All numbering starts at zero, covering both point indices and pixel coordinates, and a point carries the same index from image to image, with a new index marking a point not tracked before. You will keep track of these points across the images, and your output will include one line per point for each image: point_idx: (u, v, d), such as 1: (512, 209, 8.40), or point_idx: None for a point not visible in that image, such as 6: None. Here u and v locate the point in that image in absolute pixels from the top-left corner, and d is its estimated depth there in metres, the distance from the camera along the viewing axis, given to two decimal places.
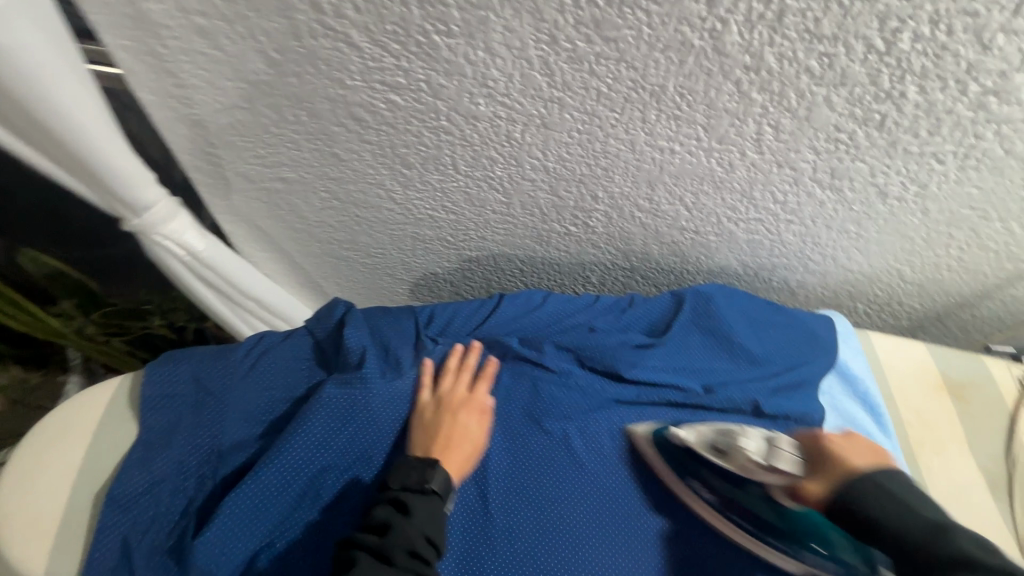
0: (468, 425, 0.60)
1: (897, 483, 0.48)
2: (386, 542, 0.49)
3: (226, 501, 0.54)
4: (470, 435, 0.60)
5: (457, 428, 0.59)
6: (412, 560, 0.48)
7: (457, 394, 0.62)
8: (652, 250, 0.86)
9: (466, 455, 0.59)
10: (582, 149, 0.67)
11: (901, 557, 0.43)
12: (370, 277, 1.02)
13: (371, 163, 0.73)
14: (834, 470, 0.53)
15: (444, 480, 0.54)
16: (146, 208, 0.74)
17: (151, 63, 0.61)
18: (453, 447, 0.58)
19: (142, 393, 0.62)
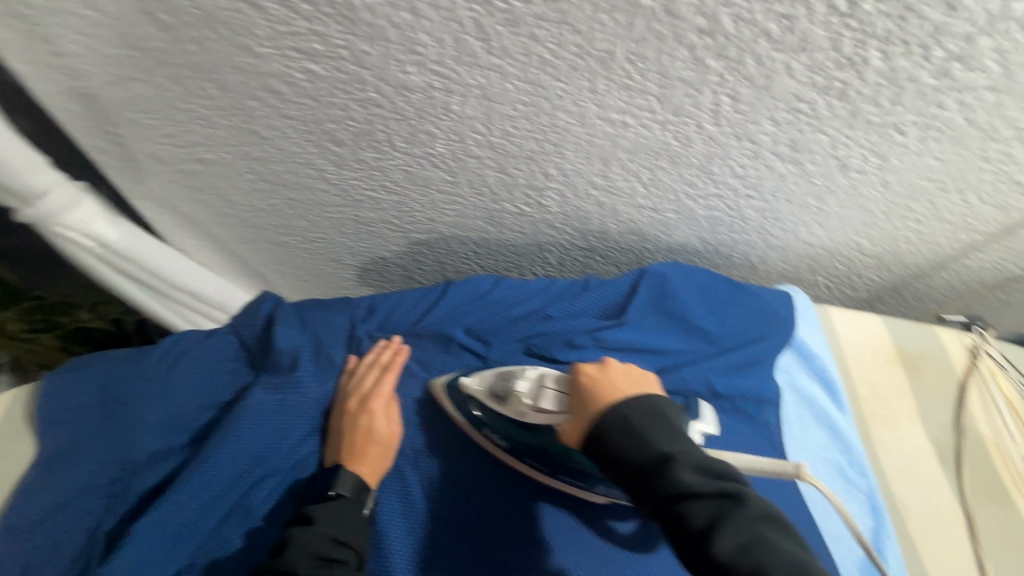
0: (377, 423, 0.56)
1: (639, 411, 0.46)
2: (289, 555, 0.46)
3: (139, 524, 0.49)
4: (378, 434, 0.55)
5: (363, 429, 0.55)
6: (324, 565, 0.46)
7: (361, 391, 0.58)
8: (610, 228, 0.82)
9: (378, 456, 0.55)
10: (528, 123, 0.61)
11: (647, 495, 0.43)
12: (314, 263, 0.95)
13: (297, 141, 0.65)
14: (581, 406, 0.50)
15: (351, 480, 0.52)
16: (40, 196, 0.66)
17: (18, 27, 0.52)
18: (362, 451, 0.54)
19: (42, 407, 0.56)
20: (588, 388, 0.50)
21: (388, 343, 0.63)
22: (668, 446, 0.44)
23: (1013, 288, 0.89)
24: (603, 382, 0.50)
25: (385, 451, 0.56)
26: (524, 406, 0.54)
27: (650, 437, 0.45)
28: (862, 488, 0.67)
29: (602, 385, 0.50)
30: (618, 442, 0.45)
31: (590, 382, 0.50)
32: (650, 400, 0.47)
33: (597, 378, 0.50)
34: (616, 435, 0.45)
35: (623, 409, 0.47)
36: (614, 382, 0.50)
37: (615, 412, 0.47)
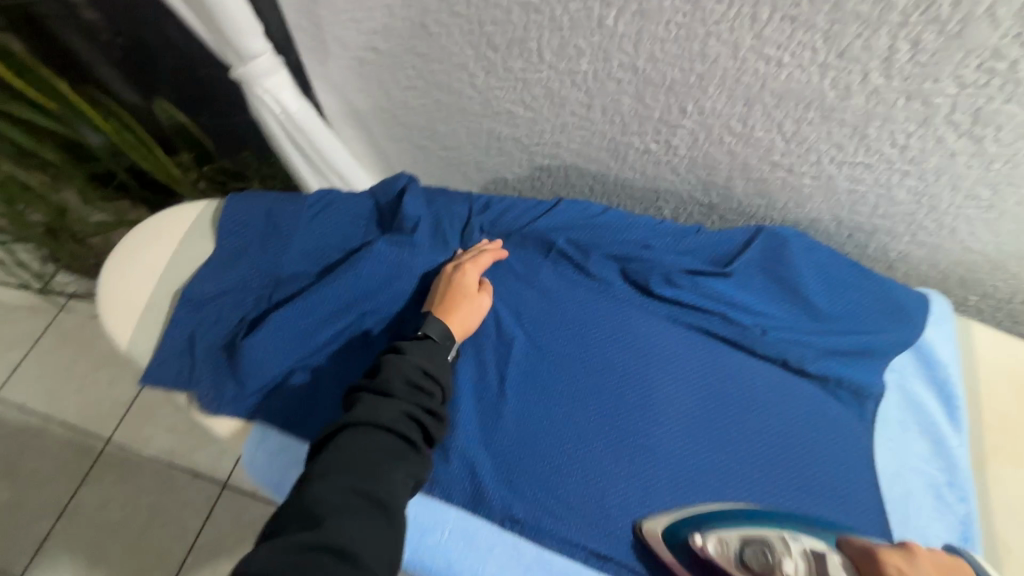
0: (467, 282, 0.63)
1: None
2: (382, 379, 0.52)
3: (272, 318, 0.60)
4: (466, 290, 0.62)
5: (457, 284, 0.62)
6: (413, 393, 0.52)
7: (457, 258, 0.65)
8: (736, 186, 0.79)
9: (468, 308, 0.61)
10: (678, 48, 0.61)
11: None
12: (444, 173, 1.04)
13: (458, 41, 0.72)
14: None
15: (438, 329, 0.58)
16: (251, 58, 0.80)
17: None
18: (454, 301, 0.61)
19: (224, 216, 0.67)
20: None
21: (498, 241, 0.69)
22: None
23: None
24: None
25: (475, 307, 0.62)
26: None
27: None
28: (957, 512, 0.60)
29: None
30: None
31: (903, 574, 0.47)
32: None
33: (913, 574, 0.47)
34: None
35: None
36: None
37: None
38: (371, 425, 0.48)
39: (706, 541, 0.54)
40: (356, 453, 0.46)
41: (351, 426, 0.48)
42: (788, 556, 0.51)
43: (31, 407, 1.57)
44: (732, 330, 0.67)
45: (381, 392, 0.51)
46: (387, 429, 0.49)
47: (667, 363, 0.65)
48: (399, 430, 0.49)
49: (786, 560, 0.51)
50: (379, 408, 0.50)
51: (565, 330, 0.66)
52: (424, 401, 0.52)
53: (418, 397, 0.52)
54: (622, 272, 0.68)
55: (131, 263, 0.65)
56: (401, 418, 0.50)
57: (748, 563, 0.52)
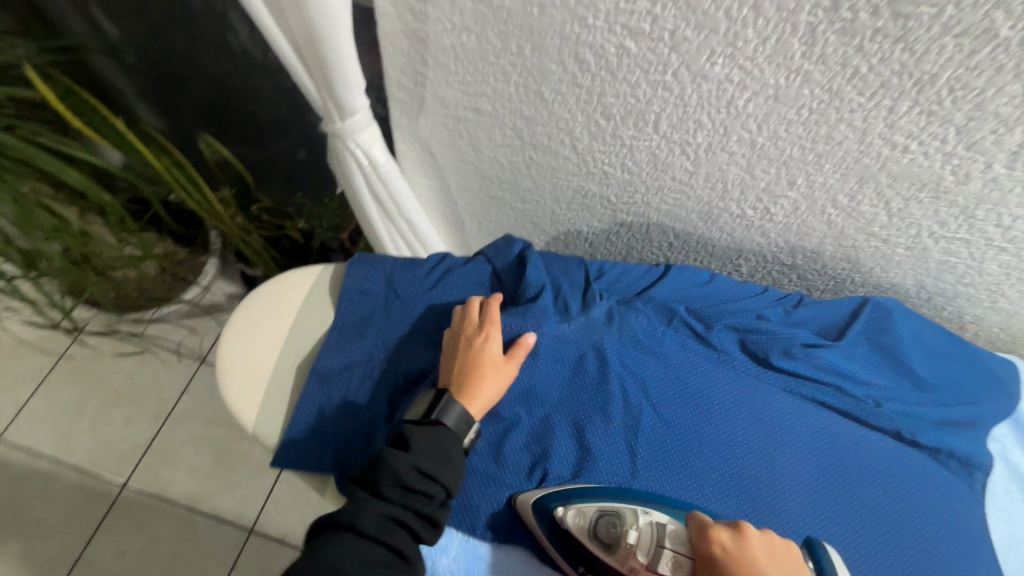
0: (492, 354, 0.60)
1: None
2: (376, 476, 0.51)
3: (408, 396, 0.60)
4: (489, 363, 0.59)
5: (480, 356, 0.59)
6: (403, 491, 0.50)
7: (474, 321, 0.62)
8: (824, 251, 0.82)
9: (493, 383, 0.59)
10: (804, 129, 0.64)
11: None
12: (514, 222, 1.04)
13: (571, 108, 0.73)
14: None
15: (456, 415, 0.55)
16: (350, 114, 0.78)
17: None
18: (478, 377, 0.58)
19: (344, 285, 0.66)
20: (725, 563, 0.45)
21: (619, 307, 0.69)
22: None
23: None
24: (743, 561, 0.44)
25: (499, 381, 0.60)
26: (635, 562, 0.52)
27: None
28: None
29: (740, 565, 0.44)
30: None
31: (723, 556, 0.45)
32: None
33: (736, 556, 0.45)
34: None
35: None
36: (753, 559, 0.44)
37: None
38: (352, 530, 0.47)
39: (569, 512, 0.55)
40: (333, 558, 0.45)
41: (331, 525, 0.48)
42: (634, 528, 0.53)
43: (39, 450, 1.46)
44: (846, 401, 0.69)
45: (372, 490, 0.50)
46: (365, 535, 0.47)
47: (793, 435, 0.66)
48: (383, 537, 0.48)
49: (631, 530, 0.52)
50: (363, 509, 0.49)
51: (698, 401, 0.65)
52: (420, 503, 0.50)
53: (409, 501, 0.50)
54: (739, 341, 0.69)
55: (251, 335, 0.64)
56: (382, 524, 0.48)
57: (599, 532, 0.54)
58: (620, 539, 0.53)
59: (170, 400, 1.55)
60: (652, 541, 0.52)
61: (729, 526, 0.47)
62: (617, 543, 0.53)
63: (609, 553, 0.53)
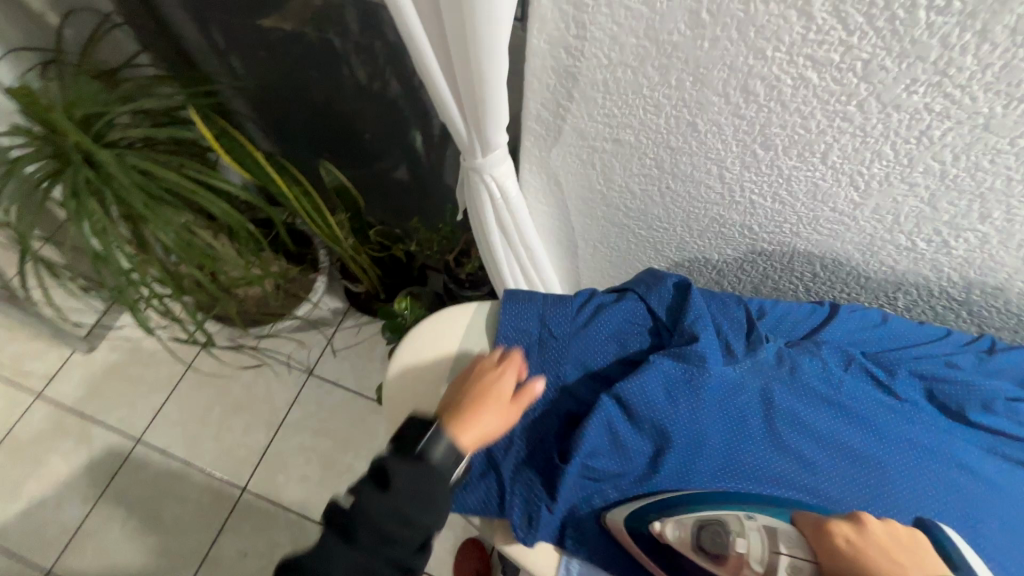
0: (503, 387, 0.59)
1: None
2: (355, 521, 0.52)
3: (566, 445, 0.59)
4: (496, 394, 0.58)
5: (477, 390, 0.58)
6: (378, 539, 0.52)
7: (494, 360, 0.61)
8: (1011, 287, 0.73)
9: (495, 417, 0.58)
10: (1015, 160, 0.57)
11: None
12: (633, 249, 1.01)
13: (726, 139, 0.69)
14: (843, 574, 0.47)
15: (443, 449, 0.55)
16: (492, 149, 0.79)
17: (568, 13, 0.62)
18: (483, 410, 0.57)
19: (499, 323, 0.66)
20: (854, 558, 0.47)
21: (789, 349, 0.65)
22: None
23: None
24: (868, 549, 0.47)
25: (504, 417, 0.58)
26: (749, 572, 0.50)
27: None
28: None
29: (868, 555, 0.47)
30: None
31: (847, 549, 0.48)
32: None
33: (858, 544, 0.47)
34: None
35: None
36: (881, 548, 0.47)
37: None
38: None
39: (668, 527, 0.54)
40: None
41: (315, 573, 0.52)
42: (741, 537, 0.52)
43: (171, 451, 1.60)
44: None
45: (346, 536, 0.52)
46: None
47: (1007, 503, 0.57)
48: None
49: (740, 540, 0.51)
50: (335, 557, 0.52)
51: (892, 462, 0.58)
52: (395, 554, 0.52)
53: (387, 550, 0.52)
54: (927, 392, 0.63)
55: (415, 377, 0.67)
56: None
57: (704, 543, 0.52)
58: (727, 548, 0.51)
59: (282, 409, 1.65)
60: (764, 547, 0.51)
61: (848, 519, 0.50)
62: (727, 554, 0.51)
63: (718, 564, 0.52)
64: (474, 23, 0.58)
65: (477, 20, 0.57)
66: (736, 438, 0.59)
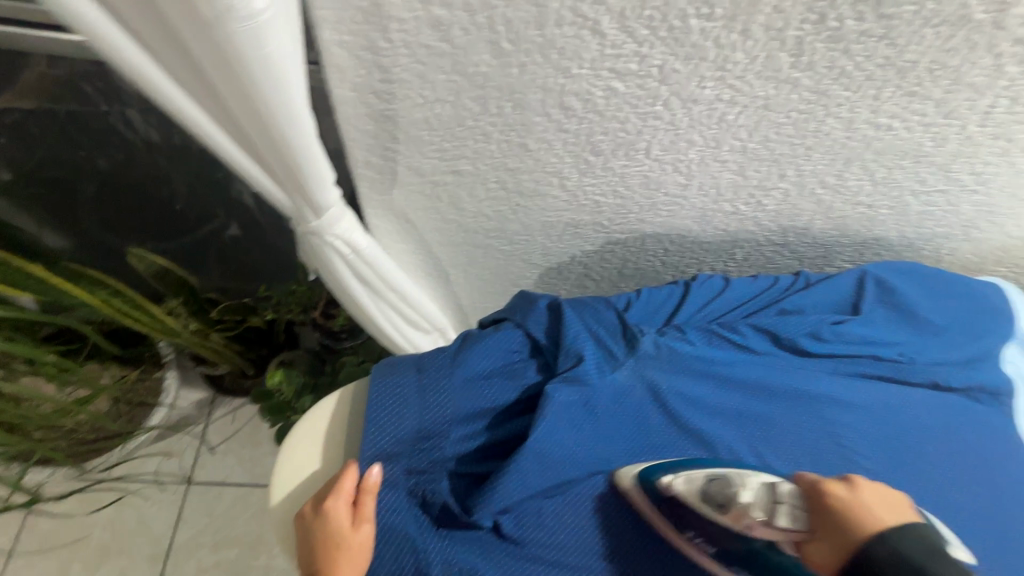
0: (337, 527, 0.53)
1: (914, 545, 0.45)
2: None
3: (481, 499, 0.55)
4: (336, 538, 0.53)
5: (319, 542, 0.54)
6: None
7: (318, 497, 0.55)
8: (814, 225, 0.85)
9: (352, 558, 0.53)
10: (793, 129, 0.65)
11: None
12: (504, 264, 1.00)
13: (559, 152, 0.70)
14: (833, 528, 0.49)
15: None
16: (325, 210, 0.71)
17: (366, 59, 0.57)
18: (333, 557, 0.53)
19: (374, 401, 0.59)
20: (849, 516, 0.49)
21: (661, 336, 0.68)
22: None
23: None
24: (861, 505, 0.49)
25: (360, 550, 0.53)
26: (750, 518, 0.55)
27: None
28: None
29: (859, 510, 0.49)
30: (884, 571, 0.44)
31: (843, 504, 0.50)
32: (926, 534, 0.46)
33: (851, 501, 0.50)
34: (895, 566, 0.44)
35: (891, 536, 0.46)
36: (874, 508, 0.49)
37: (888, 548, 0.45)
38: None
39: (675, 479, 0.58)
40: None
41: None
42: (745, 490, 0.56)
43: None
44: (886, 364, 0.71)
45: None
46: None
47: (850, 413, 0.67)
48: None
49: (743, 490, 0.56)
50: None
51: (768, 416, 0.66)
52: None
53: None
54: (775, 340, 0.70)
55: (305, 486, 0.59)
56: None
57: (711, 493, 0.57)
58: (732, 499, 0.56)
59: (165, 536, 1.39)
60: (766, 498, 0.55)
61: (851, 481, 0.52)
62: (731, 503, 0.56)
63: (723, 513, 0.56)
64: (260, 88, 0.50)
65: (263, 85, 0.49)
66: (635, 436, 0.63)
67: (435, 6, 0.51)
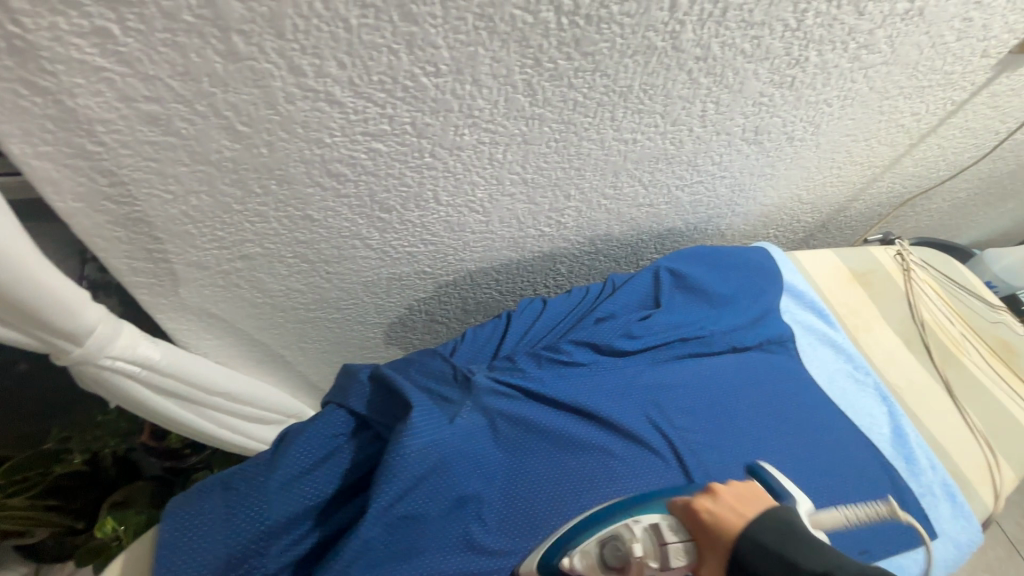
0: None
1: (773, 530, 0.46)
2: None
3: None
4: None
5: None
6: None
7: None
8: (614, 230, 0.94)
9: None
10: (558, 155, 0.71)
11: None
12: (341, 331, 0.96)
13: (348, 216, 0.69)
14: (708, 544, 0.49)
15: None
16: (88, 334, 0.61)
17: (79, 165, 0.50)
18: None
19: (170, 536, 0.52)
20: (712, 528, 0.49)
21: (492, 372, 0.69)
22: (813, 560, 0.43)
23: (894, 200, 1.17)
24: (724, 514, 0.50)
25: None
26: (645, 571, 0.52)
27: (796, 557, 0.43)
28: (868, 380, 0.86)
29: (720, 519, 0.49)
30: (756, 569, 0.45)
31: (705, 521, 0.50)
32: (778, 517, 0.48)
33: (717, 514, 0.50)
34: (761, 556, 0.45)
35: (754, 531, 0.47)
36: (730, 512, 0.50)
37: (752, 540, 0.46)
38: None
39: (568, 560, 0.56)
40: None
41: None
42: (632, 538, 0.53)
43: None
44: (692, 343, 0.80)
45: None
46: None
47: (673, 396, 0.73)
48: None
49: (631, 544, 0.53)
50: None
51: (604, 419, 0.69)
52: None
53: None
54: (594, 347, 0.75)
55: None
56: None
57: (608, 561, 0.54)
58: (625, 557, 0.53)
59: None
60: (652, 544, 0.52)
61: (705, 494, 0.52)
62: (624, 562, 0.53)
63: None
64: None
65: None
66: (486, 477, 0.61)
67: (141, 102, 0.47)
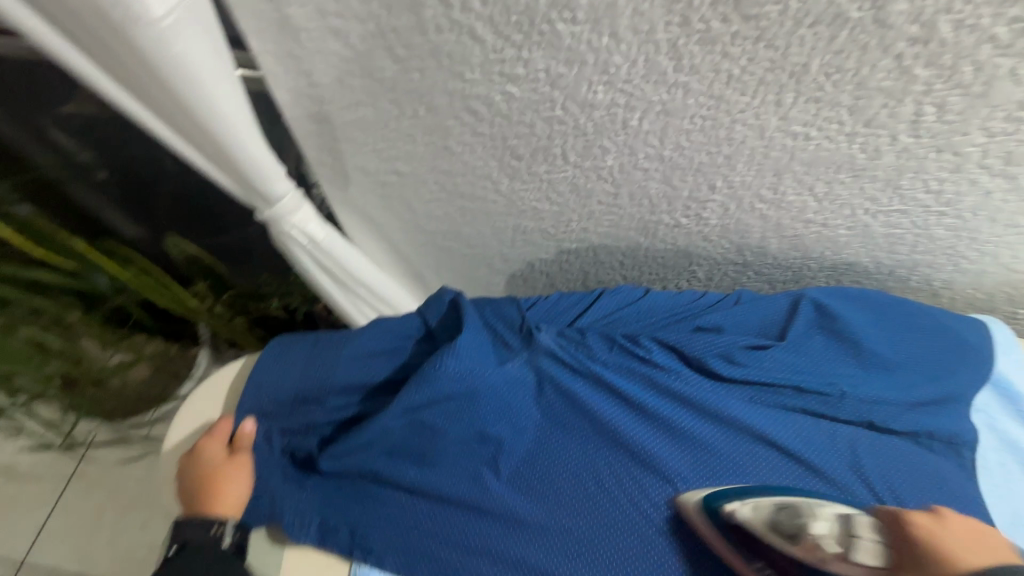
0: (217, 456, 0.61)
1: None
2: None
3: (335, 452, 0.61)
4: (223, 463, 0.61)
5: (207, 468, 0.61)
6: None
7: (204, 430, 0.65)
8: (770, 244, 0.80)
9: (240, 479, 0.60)
10: (704, 135, 0.63)
11: None
12: (469, 267, 1.04)
13: (482, 155, 0.74)
14: (914, 562, 0.46)
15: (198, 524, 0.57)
16: (277, 199, 0.80)
17: (289, 65, 0.65)
18: (222, 474, 0.60)
19: (267, 362, 0.68)
20: (931, 548, 0.46)
21: (560, 338, 0.67)
22: None
23: None
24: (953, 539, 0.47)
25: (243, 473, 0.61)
26: (826, 552, 0.48)
27: None
28: None
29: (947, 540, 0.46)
30: None
31: (923, 535, 0.47)
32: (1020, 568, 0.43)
33: (935, 534, 0.47)
34: None
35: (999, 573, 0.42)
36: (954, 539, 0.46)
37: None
38: None
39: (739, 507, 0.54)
40: None
41: None
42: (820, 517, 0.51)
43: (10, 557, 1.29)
44: (811, 397, 0.65)
45: None
46: None
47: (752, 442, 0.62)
48: None
49: (820, 522, 0.50)
50: None
51: (655, 425, 0.63)
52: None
53: None
54: (680, 355, 0.67)
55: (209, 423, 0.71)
56: None
57: (783, 527, 0.51)
58: (804, 529, 0.50)
59: None
60: (840, 530, 0.49)
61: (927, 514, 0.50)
62: (801, 533, 0.50)
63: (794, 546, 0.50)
64: (182, 89, 0.60)
65: (184, 87, 0.60)
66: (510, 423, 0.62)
67: (331, 16, 0.58)
